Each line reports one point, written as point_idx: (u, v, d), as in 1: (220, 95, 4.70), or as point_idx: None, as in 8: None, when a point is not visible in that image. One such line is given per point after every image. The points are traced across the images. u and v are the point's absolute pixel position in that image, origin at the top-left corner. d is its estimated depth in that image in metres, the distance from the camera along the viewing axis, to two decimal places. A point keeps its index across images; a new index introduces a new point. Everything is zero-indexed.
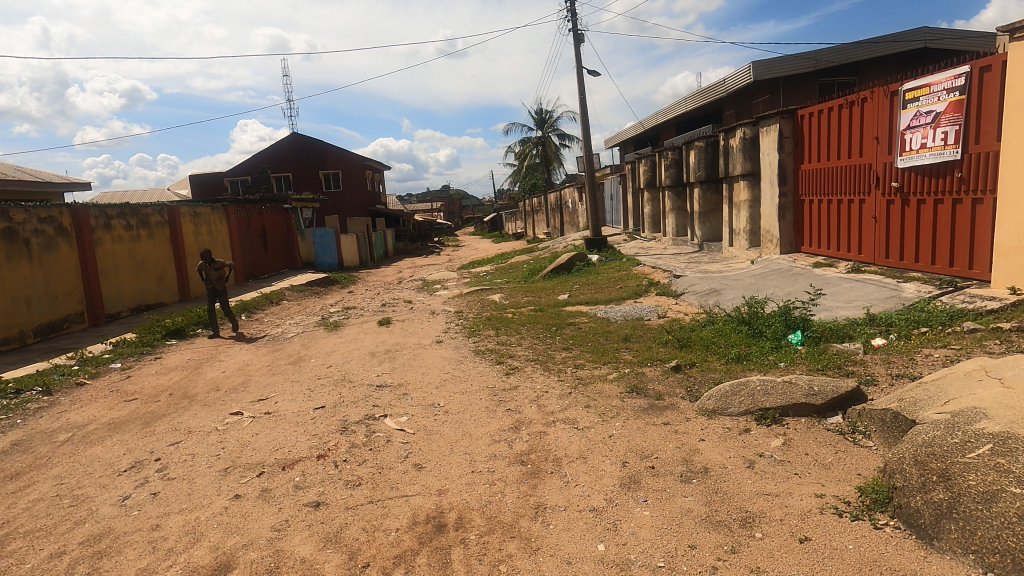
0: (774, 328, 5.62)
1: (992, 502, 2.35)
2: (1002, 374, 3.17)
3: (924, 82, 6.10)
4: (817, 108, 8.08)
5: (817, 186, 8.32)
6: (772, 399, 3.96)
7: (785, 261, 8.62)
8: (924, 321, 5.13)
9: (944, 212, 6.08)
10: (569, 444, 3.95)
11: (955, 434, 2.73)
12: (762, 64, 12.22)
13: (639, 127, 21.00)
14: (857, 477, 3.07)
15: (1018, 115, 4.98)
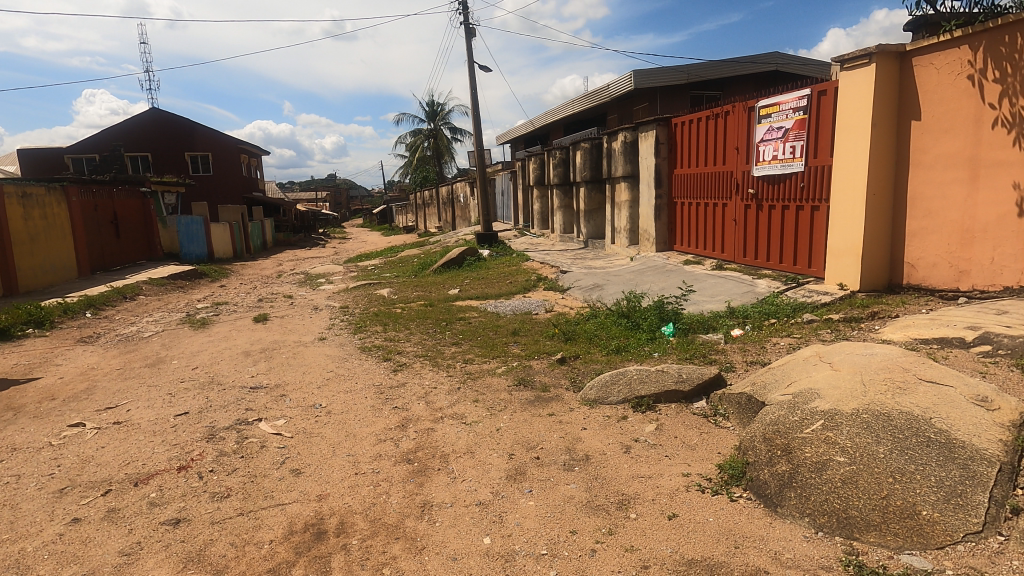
0: (649, 320, 6.02)
1: (823, 470, 2.72)
2: (832, 358, 3.66)
3: (775, 101, 6.89)
4: (688, 118, 8.79)
5: (686, 189, 9.05)
6: (646, 386, 4.24)
7: (660, 258, 9.29)
8: (773, 313, 5.80)
9: (789, 217, 6.90)
10: (457, 439, 3.94)
11: (796, 412, 3.13)
12: (642, 74, 13.03)
13: (529, 126, 21.48)
14: (718, 455, 3.39)
15: (847, 134, 5.78)
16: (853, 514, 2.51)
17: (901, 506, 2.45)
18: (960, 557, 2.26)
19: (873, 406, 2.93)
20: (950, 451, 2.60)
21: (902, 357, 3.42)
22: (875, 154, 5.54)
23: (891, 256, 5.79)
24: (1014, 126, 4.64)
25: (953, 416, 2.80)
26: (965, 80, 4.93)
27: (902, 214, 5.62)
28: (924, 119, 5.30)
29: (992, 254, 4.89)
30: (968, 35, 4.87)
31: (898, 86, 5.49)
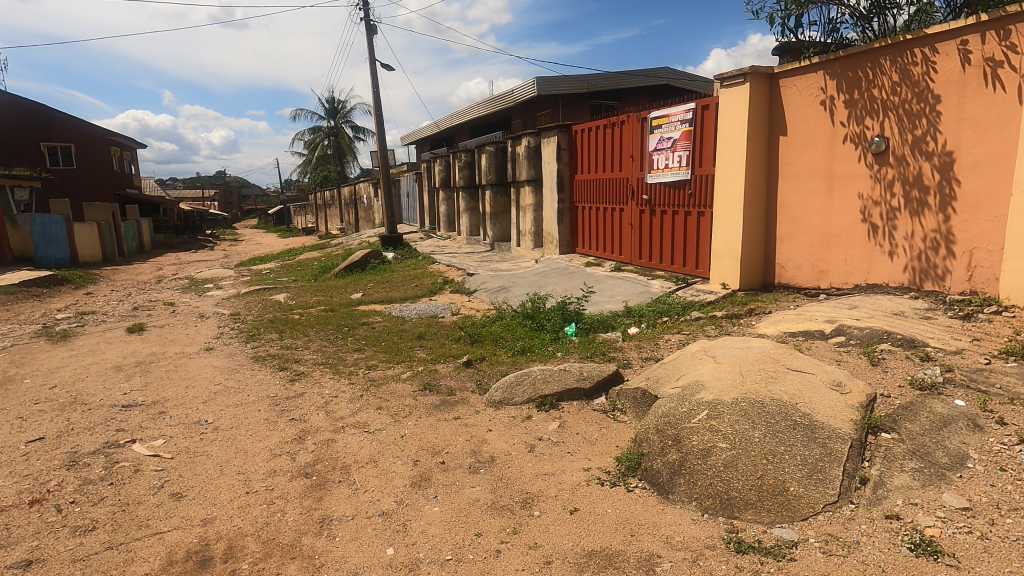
0: (553, 321, 6.19)
1: (708, 456, 2.94)
2: (715, 352, 3.97)
3: (665, 113, 7.37)
4: (587, 126, 9.16)
5: (587, 194, 9.42)
6: (550, 386, 4.35)
7: (563, 260, 9.59)
8: (665, 311, 6.19)
9: (679, 221, 7.41)
10: (359, 449, 3.80)
11: (684, 404, 3.36)
12: (545, 81, 13.40)
13: (435, 127, 21.30)
14: (616, 448, 3.55)
15: (726, 146, 6.31)
16: (733, 495, 2.74)
17: (774, 484, 2.71)
18: (820, 526, 2.54)
19: (750, 395, 3.22)
20: (812, 431, 2.92)
21: (773, 349, 3.79)
22: (750, 165, 6.09)
23: (765, 258, 6.39)
24: (860, 143, 5.30)
25: (815, 400, 3.15)
26: (822, 102, 5.57)
27: (773, 220, 6.23)
28: (790, 135, 5.92)
29: (845, 255, 5.54)
30: (823, 62, 5.50)
31: (768, 105, 6.08)
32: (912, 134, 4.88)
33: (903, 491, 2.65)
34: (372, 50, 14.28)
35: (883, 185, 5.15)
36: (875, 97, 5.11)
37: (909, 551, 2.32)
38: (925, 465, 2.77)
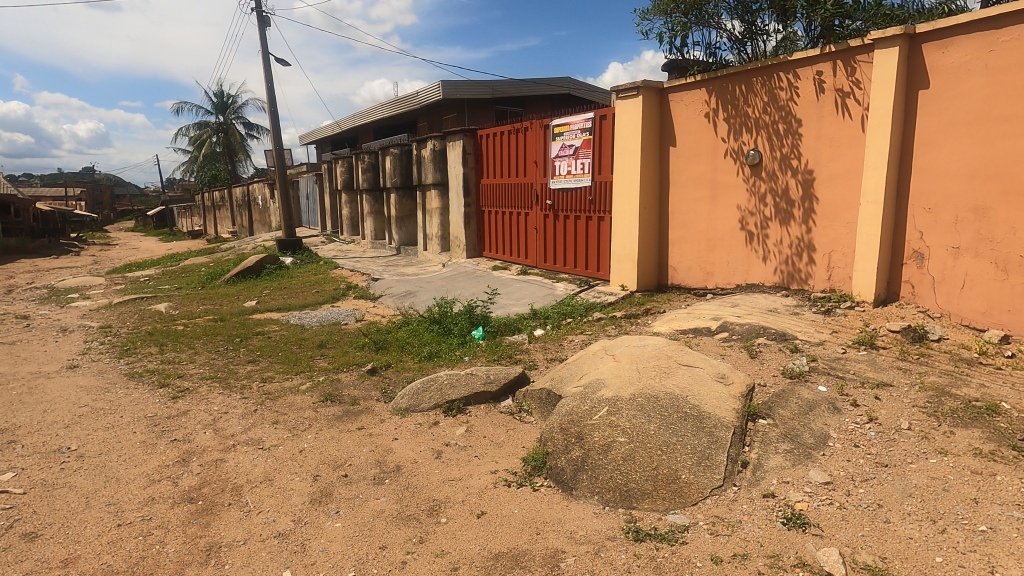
0: (460, 325, 6.17)
1: (608, 451, 3.07)
2: (615, 351, 4.16)
3: (566, 121, 7.63)
4: (492, 131, 9.25)
5: (492, 199, 9.50)
6: (457, 390, 4.32)
7: (470, 264, 9.60)
8: (568, 313, 6.39)
9: (581, 226, 7.69)
10: (252, 467, 3.55)
11: (586, 401, 3.49)
12: (450, 84, 13.36)
13: (336, 127, 20.53)
14: (522, 449, 3.60)
15: (623, 155, 6.65)
16: (631, 486, 2.88)
17: (667, 473, 2.88)
18: (708, 509, 2.73)
19: (646, 390, 3.41)
20: (700, 421, 3.14)
21: (666, 346, 4.04)
22: (644, 174, 6.46)
23: (659, 261, 6.80)
24: (738, 156, 5.80)
25: (702, 392, 3.39)
26: (706, 116, 6.04)
27: (666, 225, 6.64)
28: (679, 146, 6.35)
29: (728, 258, 6.03)
30: (706, 80, 5.96)
31: (659, 117, 6.49)
32: (781, 148, 5.41)
33: (777, 471, 2.93)
34: (265, 43, 13.47)
35: (758, 194, 5.67)
36: (750, 114, 5.62)
37: (782, 525, 2.57)
38: (795, 446, 3.09)
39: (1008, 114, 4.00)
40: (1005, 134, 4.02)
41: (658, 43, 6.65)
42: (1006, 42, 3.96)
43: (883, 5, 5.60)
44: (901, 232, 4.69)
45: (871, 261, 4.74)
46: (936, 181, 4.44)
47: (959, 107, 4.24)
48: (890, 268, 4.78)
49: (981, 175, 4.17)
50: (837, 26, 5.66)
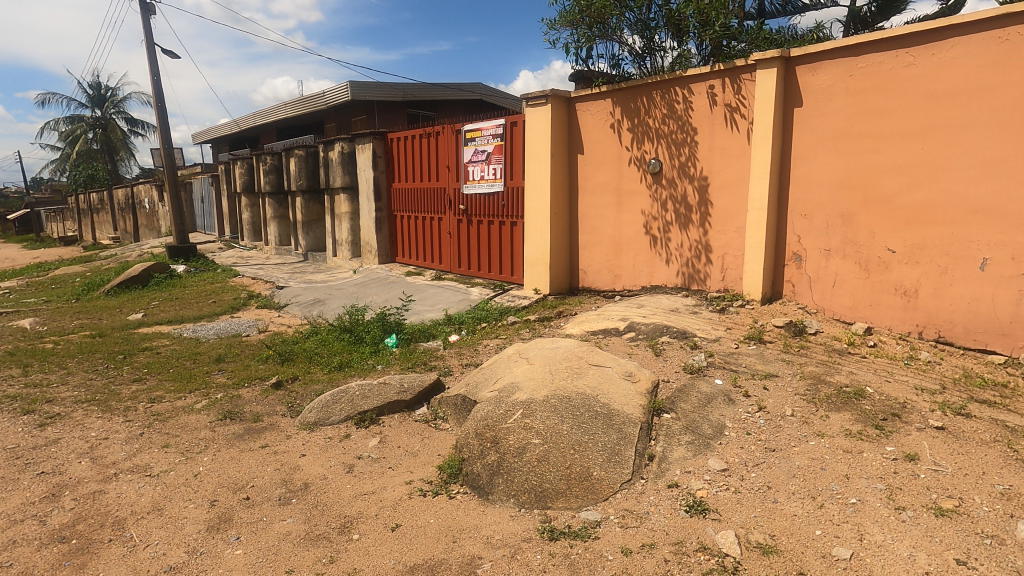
0: (372, 333, 5.98)
1: (523, 453, 3.10)
2: (528, 354, 4.22)
3: (478, 127, 7.67)
4: (403, 134, 9.09)
5: (405, 203, 9.32)
6: (369, 401, 4.18)
7: (382, 270, 9.36)
8: (483, 317, 6.41)
9: (494, 231, 7.75)
10: (138, 497, 3.22)
11: (501, 405, 3.51)
12: (358, 86, 12.98)
13: (234, 125, 19.26)
14: (438, 457, 3.55)
15: (534, 161, 6.78)
16: (546, 487, 2.93)
17: (580, 471, 2.96)
18: (618, 503, 2.84)
19: (559, 391, 3.49)
20: (610, 419, 3.26)
21: (577, 347, 4.16)
22: (554, 180, 6.63)
23: (570, 264, 7.00)
24: (641, 164, 6.11)
25: (611, 391, 3.53)
26: (611, 126, 6.31)
27: (575, 230, 6.86)
28: (587, 154, 6.58)
29: (634, 261, 6.33)
30: (611, 91, 6.23)
31: (567, 125, 6.69)
32: (679, 158, 5.77)
33: (680, 462, 3.10)
34: (150, 32, 12.37)
35: (659, 200, 6.00)
36: (651, 124, 5.94)
37: (685, 513, 2.72)
38: (695, 437, 3.29)
39: (866, 132, 4.54)
40: (864, 149, 4.56)
41: (565, 53, 6.86)
42: (864, 68, 4.49)
43: (763, 30, 6.18)
44: (783, 236, 5.16)
45: (758, 263, 5.17)
46: (810, 190, 4.93)
47: (828, 124, 4.75)
48: (774, 269, 5.23)
49: (847, 185, 4.69)
50: (726, 46, 6.14)
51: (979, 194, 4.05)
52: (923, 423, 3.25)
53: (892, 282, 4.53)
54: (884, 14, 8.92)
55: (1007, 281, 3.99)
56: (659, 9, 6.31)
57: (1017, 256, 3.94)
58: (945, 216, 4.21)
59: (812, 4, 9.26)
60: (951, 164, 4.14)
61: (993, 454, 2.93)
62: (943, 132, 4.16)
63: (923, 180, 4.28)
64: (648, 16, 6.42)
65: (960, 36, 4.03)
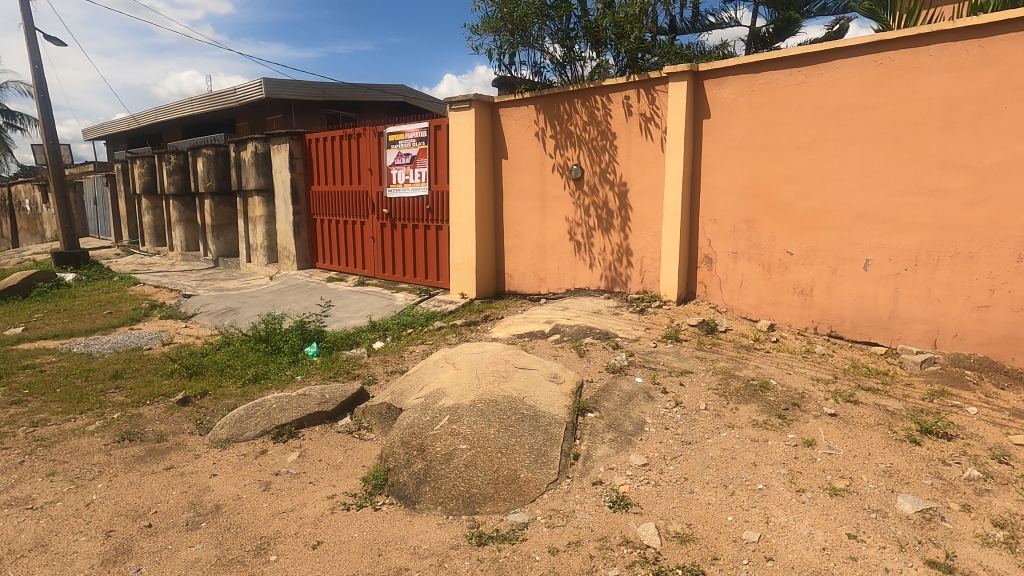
0: (290, 343, 5.71)
1: (450, 460, 3.07)
2: (455, 359, 4.19)
3: (401, 129, 7.54)
4: (322, 136, 8.76)
5: (325, 206, 8.98)
6: (287, 414, 3.98)
7: (301, 275, 8.96)
8: (409, 323, 6.30)
9: (419, 235, 7.64)
10: (17, 534, 2.87)
11: (427, 412, 3.46)
12: (273, 83, 12.36)
13: (132, 121, 17.76)
14: (362, 468, 3.44)
15: (458, 165, 6.76)
16: (474, 492, 2.92)
17: (507, 474, 2.98)
18: (545, 503, 2.88)
19: (486, 395, 3.49)
20: (536, 420, 3.30)
21: (503, 351, 4.18)
22: (479, 184, 6.64)
23: (496, 268, 7.03)
24: (563, 170, 6.26)
25: (537, 393, 3.57)
26: (534, 132, 6.42)
27: (501, 234, 6.90)
28: (511, 159, 6.65)
29: (558, 265, 6.47)
30: (533, 98, 6.34)
31: (491, 130, 6.73)
32: (599, 164, 5.97)
33: (604, 459, 3.19)
34: (29, 15, 11.16)
35: (581, 205, 6.17)
36: (572, 132, 6.10)
37: (609, 509, 2.80)
38: (618, 434, 3.40)
39: (766, 143, 4.90)
40: (765, 159, 4.92)
41: (487, 59, 6.91)
42: (763, 84, 4.85)
43: (674, 45, 6.53)
44: (695, 239, 5.46)
45: (674, 265, 5.43)
46: (718, 197, 5.25)
47: (732, 135, 5.09)
48: (688, 271, 5.52)
49: (750, 192, 5.04)
50: (640, 58, 6.42)
51: (861, 202, 4.48)
52: (818, 410, 3.55)
53: (791, 282, 4.92)
54: (780, 35, 9.70)
55: (886, 280, 4.45)
56: (578, 20, 6.50)
57: (893, 257, 4.40)
58: (834, 221, 4.63)
59: (718, 22, 9.90)
60: (838, 174, 4.56)
61: (877, 436, 3.25)
62: (831, 145, 4.57)
63: (815, 188, 4.68)
64: (568, 26, 6.59)
65: (843, 59, 4.45)
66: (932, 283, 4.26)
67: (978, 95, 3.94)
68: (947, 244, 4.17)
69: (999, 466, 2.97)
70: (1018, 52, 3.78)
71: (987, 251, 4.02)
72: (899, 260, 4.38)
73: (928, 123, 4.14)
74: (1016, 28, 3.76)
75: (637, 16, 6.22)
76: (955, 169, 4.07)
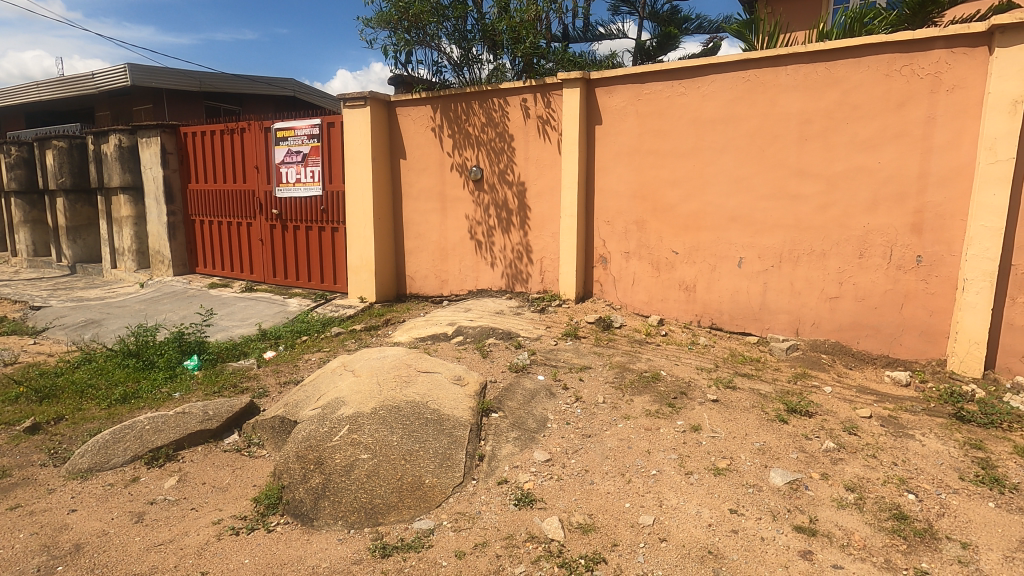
0: (166, 356, 5.17)
1: (351, 471, 2.95)
2: (354, 366, 4.03)
3: (290, 125, 7.12)
4: (200, 129, 8.04)
5: (205, 206, 8.26)
6: (163, 435, 3.60)
7: (178, 282, 8.17)
8: (304, 330, 5.97)
9: (313, 237, 7.27)
10: None
11: (325, 423, 3.30)
12: (140, 70, 10.96)
13: None
14: (253, 488, 3.19)
15: (354, 164, 6.51)
16: (377, 502, 2.82)
17: (411, 481, 2.91)
18: (451, 507, 2.86)
19: (387, 402, 3.39)
20: (440, 424, 3.27)
21: (405, 355, 4.09)
22: (377, 184, 6.45)
23: (396, 271, 6.86)
24: (463, 171, 6.25)
25: (441, 396, 3.53)
26: (432, 132, 6.34)
27: (400, 235, 6.75)
28: (409, 159, 6.53)
29: (459, 266, 6.45)
30: (431, 98, 6.27)
31: (388, 129, 6.57)
32: (498, 165, 6.03)
33: (509, 458, 3.23)
34: None
35: (481, 206, 6.20)
36: (471, 133, 6.11)
37: (514, 506, 2.84)
38: (521, 432, 3.45)
39: (653, 149, 5.22)
40: (652, 164, 5.24)
41: (383, 55, 6.73)
42: (648, 94, 5.16)
43: (566, 53, 6.77)
44: (591, 240, 5.69)
45: (571, 265, 5.63)
46: (611, 200, 5.51)
47: (622, 141, 5.37)
48: (585, 271, 5.75)
49: (639, 195, 5.35)
50: (536, 63, 6.59)
51: (734, 205, 4.92)
52: (703, 397, 3.85)
53: (677, 279, 5.28)
54: (663, 49, 10.41)
55: (756, 275, 4.92)
56: (475, 22, 6.53)
57: (762, 255, 4.87)
58: (712, 222, 5.03)
59: (608, 33, 10.42)
60: (714, 179, 4.97)
61: (752, 417, 3.59)
62: (708, 152, 4.97)
63: (695, 192, 5.07)
64: (465, 27, 6.60)
65: (716, 75, 4.85)
66: (794, 278, 4.77)
67: (826, 112, 4.47)
68: (805, 243, 4.69)
69: (849, 436, 3.40)
70: (856, 76, 4.34)
71: (836, 249, 4.58)
72: (767, 258, 4.86)
73: (787, 135, 4.63)
74: (854, 54, 4.32)
75: (532, 22, 6.37)
76: (810, 176, 4.59)
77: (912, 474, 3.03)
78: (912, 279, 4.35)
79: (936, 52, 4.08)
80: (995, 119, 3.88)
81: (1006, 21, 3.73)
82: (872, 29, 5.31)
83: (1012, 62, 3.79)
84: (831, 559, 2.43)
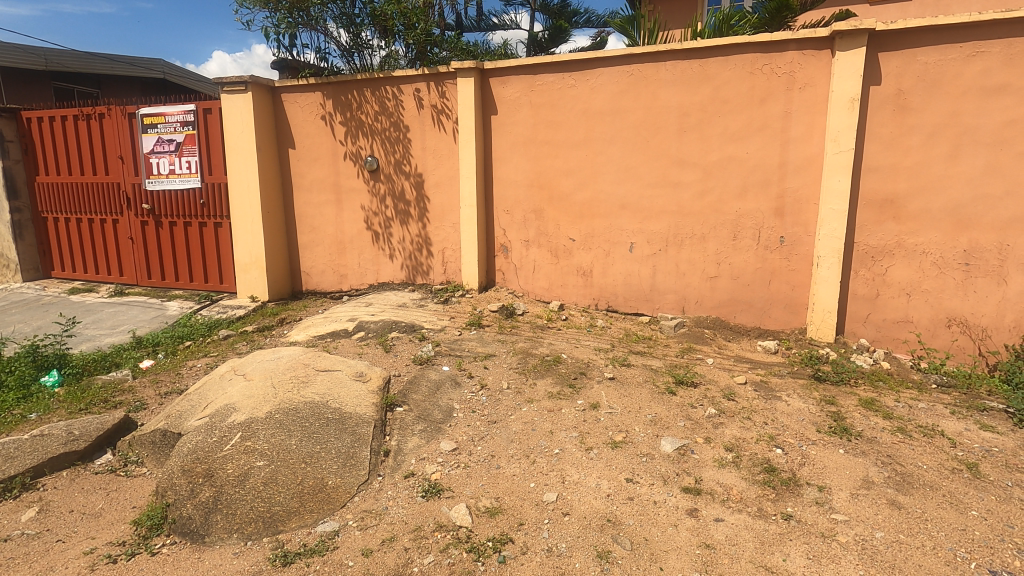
0: (18, 373, 4.53)
1: (245, 480, 2.78)
2: (245, 370, 3.78)
3: (159, 111, 6.47)
4: (48, 115, 7.06)
5: (59, 202, 7.29)
6: (17, 463, 3.16)
7: (29, 288, 7.15)
8: (187, 335, 5.49)
9: (193, 233, 6.69)
10: None
11: (214, 433, 3.08)
12: None
13: None
14: (131, 511, 2.91)
15: (235, 154, 6.04)
16: (276, 510, 2.69)
17: (313, 484, 2.81)
18: (357, 506, 2.80)
19: (283, 405, 3.23)
20: (342, 423, 3.17)
21: (302, 355, 3.91)
22: (264, 176, 6.05)
23: (290, 267, 6.51)
24: (357, 160, 6.03)
25: (343, 394, 3.42)
26: (322, 120, 6.06)
27: (292, 229, 6.41)
28: (298, 149, 6.19)
29: (358, 260, 6.24)
30: (320, 84, 5.98)
31: (273, 117, 6.17)
32: (394, 155, 5.89)
33: (415, 451, 3.20)
34: None
35: (378, 197, 6.03)
36: (364, 121, 5.91)
37: (421, 498, 2.83)
38: (427, 424, 3.44)
39: (547, 140, 5.36)
40: (548, 154, 5.38)
41: (264, 37, 6.29)
42: (540, 85, 5.29)
43: (460, 41, 6.74)
44: (491, 230, 5.75)
45: (473, 255, 5.67)
46: (509, 189, 5.60)
47: (517, 131, 5.45)
48: (487, 260, 5.81)
49: (536, 184, 5.48)
50: (429, 51, 6.49)
51: (624, 192, 5.19)
52: (601, 375, 4.06)
53: (574, 265, 5.50)
54: (554, 41, 10.67)
55: (646, 259, 5.24)
56: (364, 6, 6.28)
57: (650, 240, 5.20)
58: (605, 210, 5.28)
59: (501, 23, 10.48)
60: (605, 169, 5.21)
61: (645, 391, 3.84)
62: (600, 142, 5.19)
63: (588, 181, 5.28)
64: (352, 11, 6.33)
65: (603, 68, 5.06)
66: (679, 260, 5.14)
67: (701, 106, 4.83)
68: (686, 227, 5.06)
69: (728, 402, 3.75)
70: (724, 73, 4.73)
71: (714, 232, 4.99)
72: (654, 242, 5.19)
73: (668, 127, 4.95)
74: (723, 53, 4.70)
75: (422, 9, 6.25)
76: (689, 165, 4.95)
77: (779, 430, 3.41)
78: (777, 258, 4.85)
79: (790, 53, 4.54)
80: (838, 114, 4.41)
81: (844, 28, 4.23)
82: (738, 31, 5.81)
83: (850, 64, 4.31)
84: (713, 514, 2.68)
